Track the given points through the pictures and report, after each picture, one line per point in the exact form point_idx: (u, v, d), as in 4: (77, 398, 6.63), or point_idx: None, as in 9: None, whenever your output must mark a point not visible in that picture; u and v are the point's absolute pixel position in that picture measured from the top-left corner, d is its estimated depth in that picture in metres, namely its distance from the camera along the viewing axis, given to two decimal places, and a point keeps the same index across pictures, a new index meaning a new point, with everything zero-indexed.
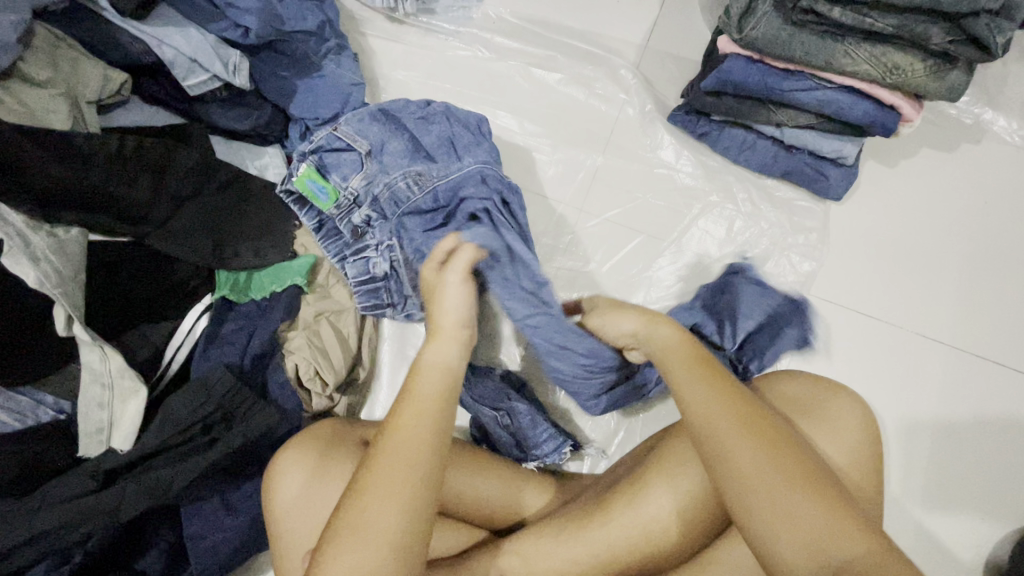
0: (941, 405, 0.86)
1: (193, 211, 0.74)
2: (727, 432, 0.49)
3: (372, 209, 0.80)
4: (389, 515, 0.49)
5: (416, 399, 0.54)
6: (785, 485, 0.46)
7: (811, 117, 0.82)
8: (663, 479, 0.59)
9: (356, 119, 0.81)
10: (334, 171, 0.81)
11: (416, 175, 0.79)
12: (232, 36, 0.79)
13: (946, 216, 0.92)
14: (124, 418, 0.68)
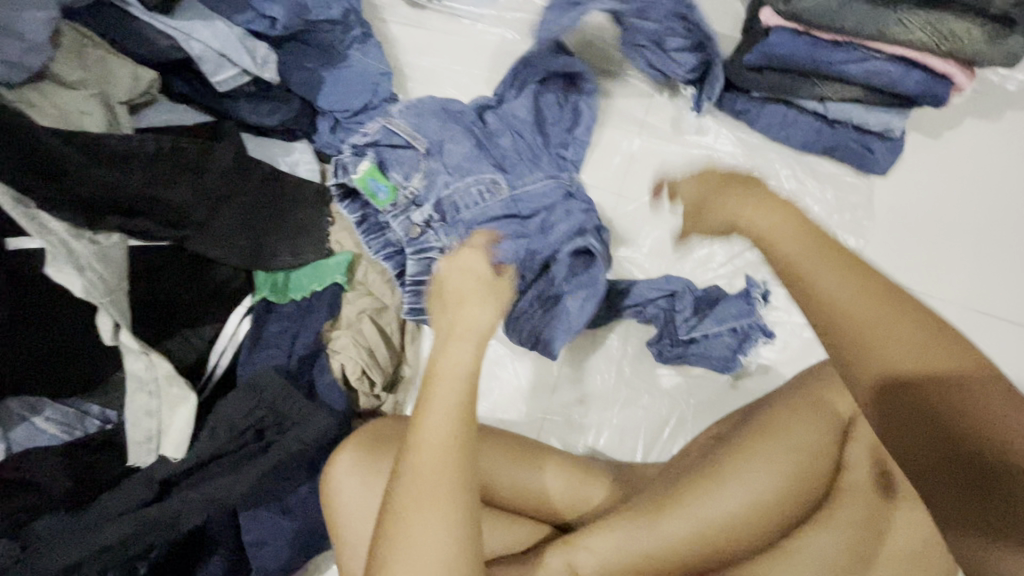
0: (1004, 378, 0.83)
1: (233, 211, 0.72)
2: (882, 352, 0.41)
3: (434, 211, 0.77)
4: (440, 520, 0.47)
5: (439, 398, 0.51)
6: (870, 306, 0.42)
7: (857, 90, 0.80)
8: (738, 475, 0.59)
9: (414, 114, 0.79)
10: (394, 167, 0.78)
11: (491, 176, 0.77)
12: (258, 28, 0.76)
13: (992, 187, 0.90)
14: (171, 426, 0.67)
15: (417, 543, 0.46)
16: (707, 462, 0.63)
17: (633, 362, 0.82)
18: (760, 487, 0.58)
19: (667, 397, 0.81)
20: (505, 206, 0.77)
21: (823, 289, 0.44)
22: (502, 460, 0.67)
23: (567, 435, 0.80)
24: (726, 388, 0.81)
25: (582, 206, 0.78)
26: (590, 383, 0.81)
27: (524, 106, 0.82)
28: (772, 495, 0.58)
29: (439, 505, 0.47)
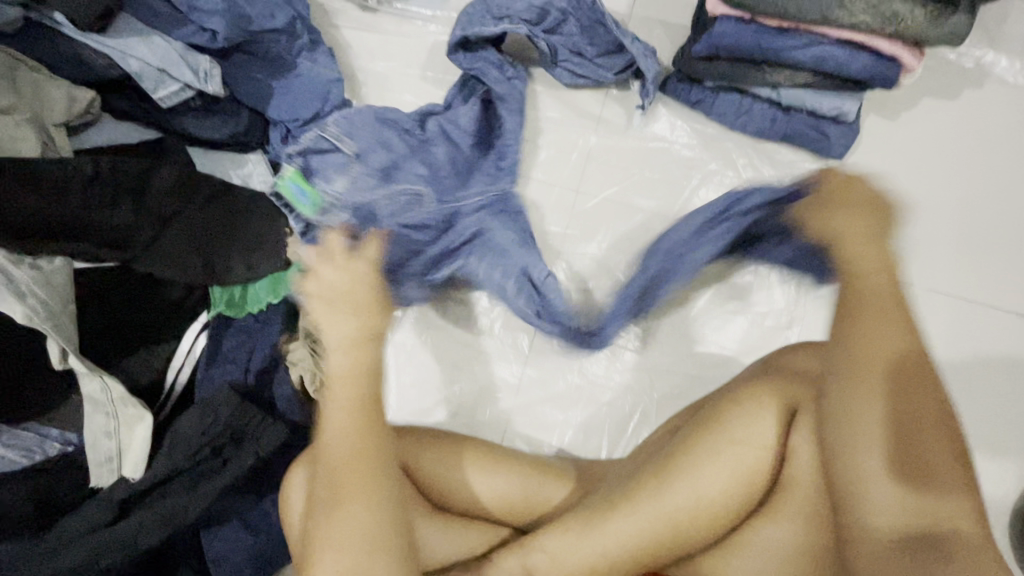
0: (964, 358, 0.84)
1: (181, 230, 0.71)
2: (864, 426, 0.50)
3: (351, 218, 0.78)
4: (358, 519, 0.50)
5: (334, 410, 0.54)
6: (869, 375, 0.50)
7: (807, 76, 0.79)
8: (701, 462, 0.58)
9: (345, 121, 0.79)
10: (318, 175, 0.79)
11: (417, 188, 0.80)
12: (200, 41, 0.76)
13: (954, 166, 0.89)
14: (133, 445, 0.67)
15: (341, 534, 0.50)
16: (668, 450, 0.62)
17: (595, 359, 0.82)
18: (703, 483, 0.57)
19: (631, 393, 0.81)
20: (430, 218, 0.79)
21: (870, 335, 0.51)
22: (450, 462, 0.68)
23: (532, 435, 0.80)
24: (687, 381, 0.81)
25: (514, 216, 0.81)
26: (553, 381, 0.82)
27: (449, 121, 0.83)
28: (718, 491, 0.57)
29: (358, 496, 0.51)
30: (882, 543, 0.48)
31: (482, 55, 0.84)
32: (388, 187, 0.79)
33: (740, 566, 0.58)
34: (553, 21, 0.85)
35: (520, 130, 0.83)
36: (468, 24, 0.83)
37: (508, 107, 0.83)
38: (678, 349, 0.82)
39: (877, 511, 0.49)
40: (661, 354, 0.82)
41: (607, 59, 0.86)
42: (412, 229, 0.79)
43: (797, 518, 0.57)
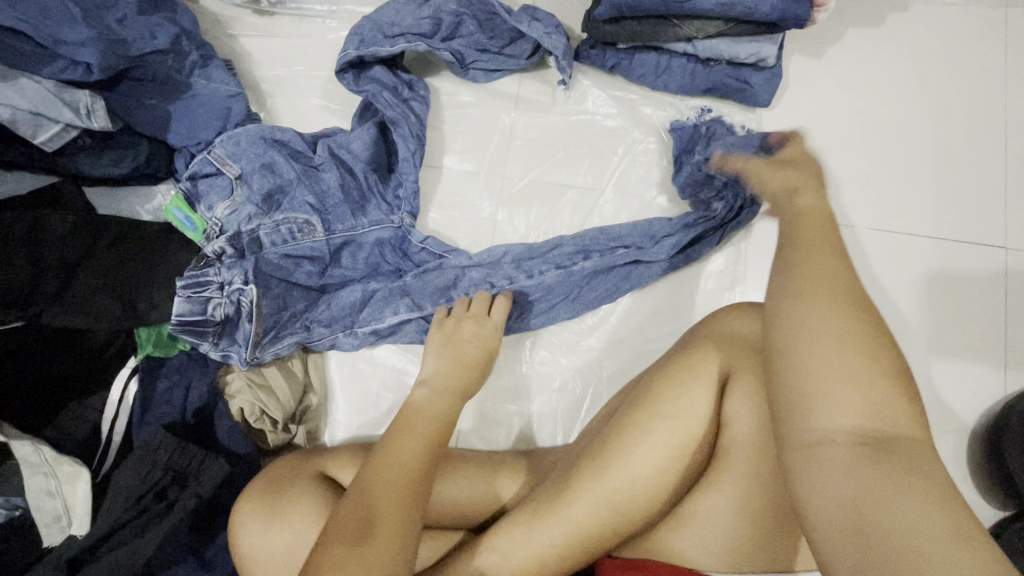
0: (932, 288, 0.80)
1: (89, 275, 0.69)
2: (816, 327, 0.42)
3: (230, 243, 0.74)
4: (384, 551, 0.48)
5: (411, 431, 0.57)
6: (819, 301, 0.43)
7: (720, 24, 0.76)
8: (639, 434, 0.57)
9: (234, 142, 0.77)
10: (202, 200, 0.77)
11: (304, 215, 0.76)
12: (74, 77, 0.72)
13: (897, 93, 0.86)
14: (79, 501, 0.65)
15: (355, 552, 0.47)
16: (605, 435, 0.60)
17: (541, 347, 0.80)
18: (638, 465, 0.57)
19: (581, 377, 0.79)
20: (317, 247, 0.76)
21: (804, 264, 0.45)
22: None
23: (487, 433, 0.79)
24: (637, 357, 0.79)
25: (368, 256, 0.79)
26: (502, 375, 0.80)
27: (341, 141, 0.80)
28: (649, 472, 0.57)
29: (391, 511, 0.50)
30: (834, 454, 0.40)
31: (375, 76, 0.83)
32: (273, 214, 0.76)
33: (684, 540, 0.57)
34: (449, 27, 0.84)
35: (416, 155, 0.80)
36: (364, 43, 0.81)
37: (401, 133, 0.80)
38: (623, 325, 0.80)
39: (835, 422, 0.40)
40: (607, 332, 0.80)
41: (516, 45, 0.85)
42: (297, 258, 0.76)
43: (733, 482, 0.56)
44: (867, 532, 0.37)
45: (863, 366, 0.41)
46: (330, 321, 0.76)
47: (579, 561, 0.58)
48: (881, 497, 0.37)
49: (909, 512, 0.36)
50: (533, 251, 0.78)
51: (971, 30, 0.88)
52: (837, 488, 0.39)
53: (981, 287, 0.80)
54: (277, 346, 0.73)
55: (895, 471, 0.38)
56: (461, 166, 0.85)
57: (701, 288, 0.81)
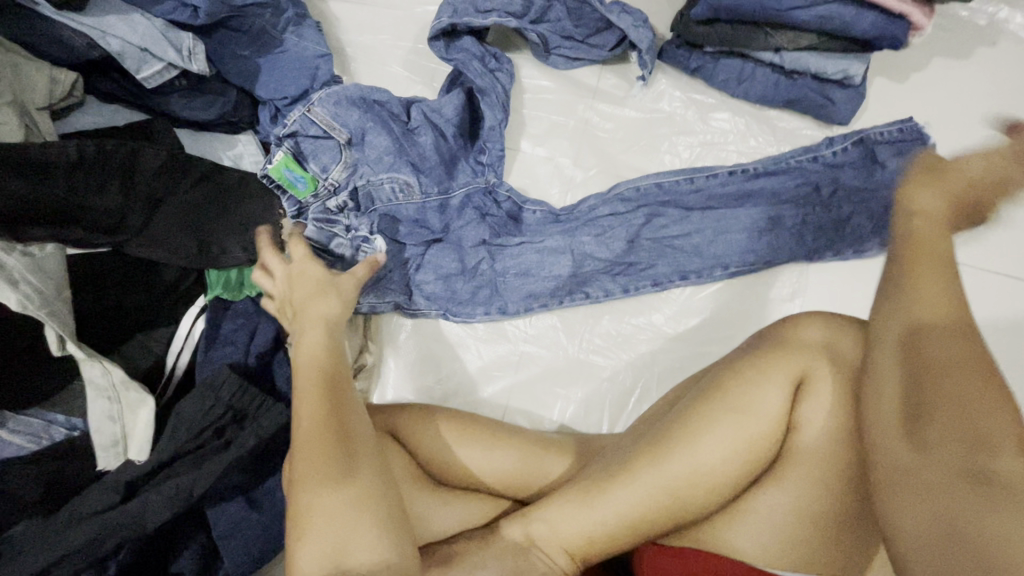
0: (998, 322, 0.79)
1: (171, 211, 0.71)
2: (925, 354, 0.48)
3: (350, 197, 0.78)
4: (343, 493, 0.46)
5: (304, 392, 0.52)
6: (917, 332, 0.49)
7: (812, 37, 0.77)
8: (709, 427, 0.58)
9: (332, 102, 0.78)
10: (312, 159, 0.78)
11: (404, 176, 0.79)
12: (181, 18, 0.73)
13: (979, 127, 0.86)
14: (137, 429, 0.67)
15: (333, 496, 0.46)
16: (668, 425, 0.61)
17: (597, 334, 0.81)
18: (703, 457, 0.58)
19: (632, 367, 0.80)
20: (418, 211, 0.79)
21: (926, 286, 0.51)
22: (448, 440, 0.68)
23: (533, 413, 0.79)
24: (690, 356, 0.80)
25: (490, 224, 0.80)
26: (557, 358, 0.80)
27: (429, 105, 0.82)
28: (715, 463, 0.57)
29: (340, 470, 0.47)
30: (917, 470, 0.45)
31: (464, 46, 0.84)
32: (362, 159, 0.79)
33: (742, 533, 0.58)
34: (538, 11, 0.84)
35: (502, 125, 0.82)
36: (457, 13, 0.83)
37: (489, 102, 0.82)
38: (678, 323, 0.81)
39: (925, 441, 0.46)
40: (663, 328, 0.81)
41: (602, 36, 0.85)
42: (398, 220, 0.79)
43: (798, 484, 0.57)
44: (949, 543, 0.41)
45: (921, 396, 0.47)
46: (438, 287, 0.79)
47: (631, 541, 0.59)
48: (967, 515, 0.41)
49: (1001, 534, 0.39)
50: (668, 202, 0.81)
51: None
52: (917, 507, 0.44)
53: None
54: (376, 299, 0.77)
55: (986, 489, 0.42)
56: (542, 244, 0.80)
57: (761, 294, 0.81)
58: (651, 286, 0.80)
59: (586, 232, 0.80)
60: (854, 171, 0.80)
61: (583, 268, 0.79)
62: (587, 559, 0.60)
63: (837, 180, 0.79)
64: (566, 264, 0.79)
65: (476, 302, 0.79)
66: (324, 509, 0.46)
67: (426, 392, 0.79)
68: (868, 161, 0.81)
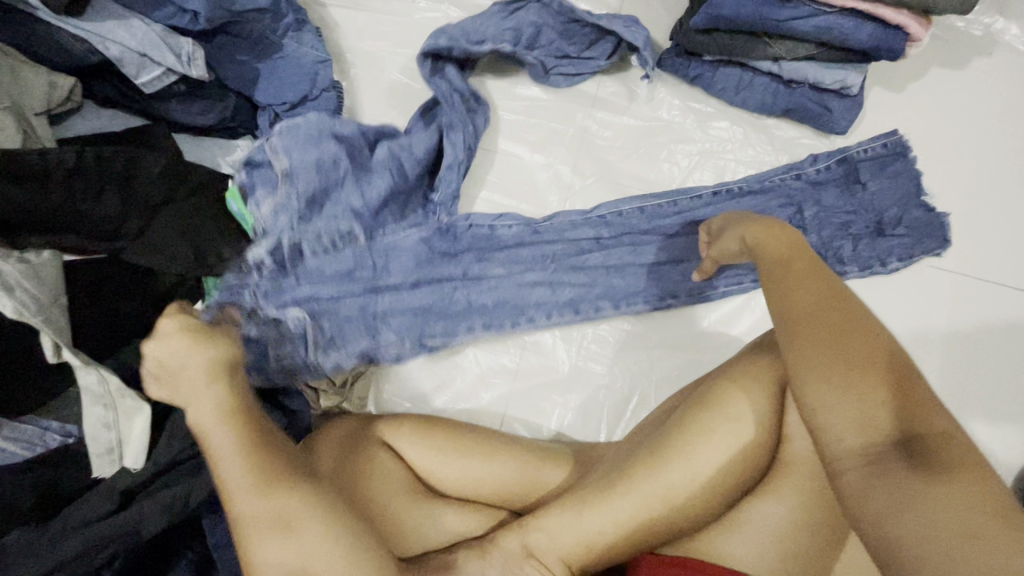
0: (992, 332, 0.80)
1: (169, 218, 0.70)
2: (840, 348, 0.50)
3: (278, 254, 0.76)
4: (307, 540, 0.51)
5: (227, 459, 0.53)
6: (815, 333, 0.51)
7: (811, 47, 0.77)
8: (711, 440, 0.58)
9: (291, 132, 0.76)
10: (255, 192, 0.75)
11: (350, 222, 0.78)
12: (180, 24, 0.74)
13: (975, 137, 0.87)
14: (134, 435, 0.67)
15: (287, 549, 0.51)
16: (661, 434, 0.61)
17: (594, 342, 0.81)
18: (702, 465, 0.58)
19: (629, 375, 0.80)
20: (362, 256, 0.78)
21: (783, 293, 0.56)
22: (443, 448, 0.68)
23: (530, 421, 0.79)
24: (687, 364, 0.80)
25: (450, 268, 0.80)
26: (555, 365, 0.80)
27: (392, 142, 0.80)
28: (714, 472, 0.58)
29: (301, 523, 0.52)
30: (856, 457, 0.46)
31: (446, 77, 0.83)
32: (316, 219, 0.77)
33: (736, 543, 0.58)
34: (529, 37, 0.84)
35: (463, 162, 0.80)
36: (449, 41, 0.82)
37: (454, 139, 0.80)
38: (675, 331, 0.81)
39: (855, 427, 0.47)
40: (661, 336, 0.81)
41: (594, 50, 0.86)
42: (348, 266, 0.78)
43: (794, 493, 0.58)
44: (890, 523, 0.42)
45: (860, 379, 0.48)
46: (397, 332, 0.78)
47: (628, 551, 0.59)
48: (904, 489, 0.42)
49: (943, 501, 0.41)
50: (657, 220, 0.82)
51: None
52: (869, 490, 0.44)
53: None
54: (339, 355, 0.77)
55: (919, 467, 0.43)
56: (501, 288, 0.79)
57: (756, 304, 0.82)
58: (644, 306, 0.80)
59: (541, 269, 0.80)
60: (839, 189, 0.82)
61: (568, 292, 0.80)
62: (582, 568, 0.59)
63: (820, 200, 0.81)
64: (527, 306, 0.80)
65: (457, 328, 0.79)
66: (266, 506, 0.52)
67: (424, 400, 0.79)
68: (850, 181, 0.82)
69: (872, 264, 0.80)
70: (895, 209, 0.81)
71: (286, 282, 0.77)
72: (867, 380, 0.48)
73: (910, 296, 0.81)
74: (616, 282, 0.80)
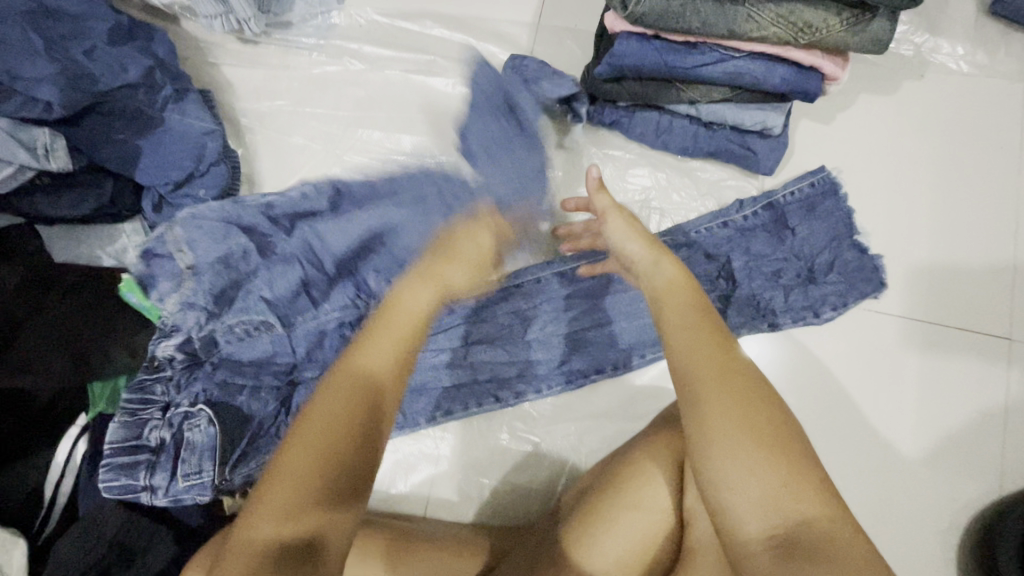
0: (935, 374, 0.76)
1: (35, 331, 0.65)
2: (733, 416, 0.42)
3: (181, 349, 0.71)
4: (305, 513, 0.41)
5: (342, 391, 0.46)
6: (715, 392, 0.43)
7: (725, 91, 0.72)
8: (616, 529, 0.55)
9: (197, 223, 0.72)
10: (153, 286, 0.70)
11: (260, 317, 0.72)
12: (33, 114, 0.66)
13: (908, 166, 0.82)
14: (16, 571, 0.60)
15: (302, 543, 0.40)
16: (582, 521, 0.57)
17: (519, 415, 0.76)
18: (602, 565, 0.54)
19: (559, 450, 0.75)
20: (273, 350, 0.73)
21: (678, 344, 0.47)
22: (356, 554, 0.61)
23: (458, 505, 0.74)
24: (619, 434, 0.75)
25: None
26: (478, 443, 0.76)
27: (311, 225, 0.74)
28: (614, 571, 0.55)
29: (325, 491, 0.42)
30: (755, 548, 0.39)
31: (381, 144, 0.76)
32: (226, 314, 0.72)
33: None
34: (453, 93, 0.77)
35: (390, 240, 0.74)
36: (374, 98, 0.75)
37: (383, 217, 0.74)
38: (605, 399, 0.76)
39: (748, 512, 0.40)
40: (590, 406, 0.76)
41: (523, 105, 0.76)
42: (255, 363, 0.73)
43: None
44: None
45: (761, 451, 0.40)
46: None
47: None
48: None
49: None
50: (580, 290, 0.78)
51: (987, 103, 0.84)
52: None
53: (982, 377, 0.75)
54: (248, 467, 0.69)
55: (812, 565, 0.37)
56: (427, 369, 0.75)
57: None
58: (567, 382, 0.75)
59: (474, 346, 0.76)
60: (769, 235, 0.77)
61: (489, 370, 0.76)
62: None
63: (748, 249, 0.77)
64: (456, 379, 0.75)
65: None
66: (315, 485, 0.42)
67: None
68: (779, 225, 0.78)
69: (805, 314, 0.75)
70: (825, 253, 0.76)
71: (199, 375, 0.72)
72: (765, 453, 0.40)
73: (850, 341, 0.77)
74: (543, 354, 0.76)
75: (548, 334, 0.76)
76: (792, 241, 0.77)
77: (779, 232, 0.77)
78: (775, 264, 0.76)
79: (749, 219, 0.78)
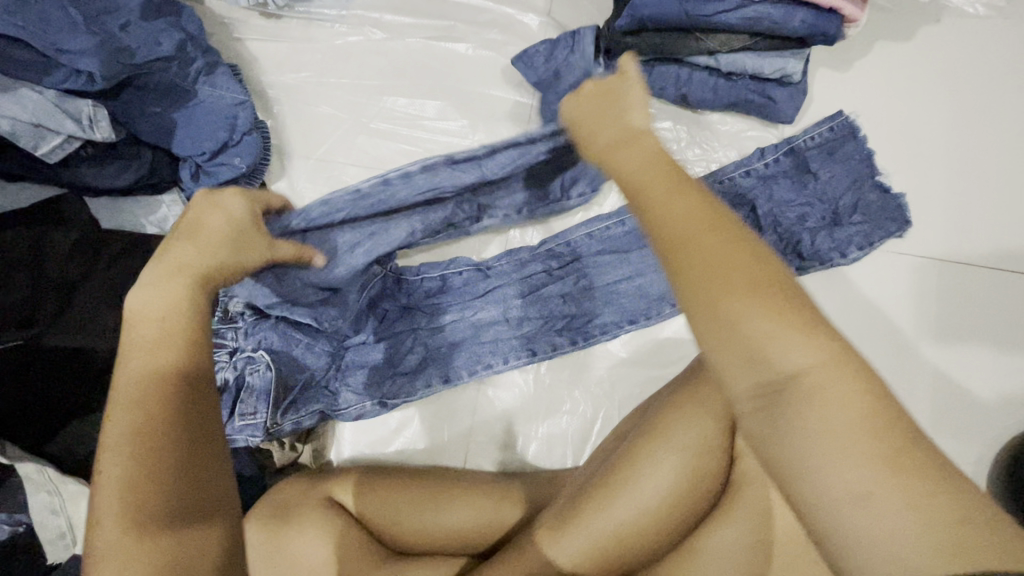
0: (957, 311, 0.77)
1: (90, 294, 0.70)
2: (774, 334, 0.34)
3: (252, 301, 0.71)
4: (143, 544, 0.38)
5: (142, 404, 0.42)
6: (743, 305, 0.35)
7: (744, 38, 0.73)
8: (665, 460, 0.56)
9: None
10: None
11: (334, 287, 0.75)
12: (76, 86, 0.69)
13: (926, 110, 0.83)
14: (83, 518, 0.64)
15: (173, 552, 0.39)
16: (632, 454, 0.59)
17: (550, 366, 0.78)
18: (645, 496, 0.56)
19: (590, 398, 0.78)
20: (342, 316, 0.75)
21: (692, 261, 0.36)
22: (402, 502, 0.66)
23: (495, 454, 0.77)
24: (648, 380, 0.78)
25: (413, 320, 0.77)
26: (512, 394, 0.78)
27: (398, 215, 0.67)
28: (657, 498, 0.56)
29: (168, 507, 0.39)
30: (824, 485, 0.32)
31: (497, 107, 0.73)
32: None
33: None
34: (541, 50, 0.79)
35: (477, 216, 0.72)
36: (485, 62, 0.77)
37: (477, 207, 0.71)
38: (634, 347, 0.79)
39: (811, 446, 0.32)
40: (620, 356, 0.78)
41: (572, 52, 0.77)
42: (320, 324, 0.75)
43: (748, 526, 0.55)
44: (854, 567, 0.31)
45: (811, 364, 0.33)
46: (359, 387, 0.75)
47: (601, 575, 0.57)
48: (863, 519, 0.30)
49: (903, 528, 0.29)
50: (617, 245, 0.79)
51: (1005, 46, 0.84)
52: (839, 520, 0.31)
53: (1003, 313, 0.77)
54: (298, 415, 0.72)
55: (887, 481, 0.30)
56: (470, 323, 0.78)
57: None
58: (602, 334, 0.77)
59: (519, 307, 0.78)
60: (791, 180, 0.79)
61: (524, 323, 0.78)
62: None
63: (771, 195, 0.78)
64: (494, 335, 0.77)
65: (415, 385, 0.76)
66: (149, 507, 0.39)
67: (384, 445, 0.77)
68: (800, 170, 0.79)
69: (832, 256, 0.76)
70: (848, 194, 0.77)
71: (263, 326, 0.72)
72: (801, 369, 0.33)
73: (876, 283, 0.78)
74: (582, 309, 0.78)
75: (589, 290, 0.78)
76: (815, 185, 0.78)
77: (801, 175, 0.79)
78: (798, 206, 0.78)
79: (771, 164, 0.80)
